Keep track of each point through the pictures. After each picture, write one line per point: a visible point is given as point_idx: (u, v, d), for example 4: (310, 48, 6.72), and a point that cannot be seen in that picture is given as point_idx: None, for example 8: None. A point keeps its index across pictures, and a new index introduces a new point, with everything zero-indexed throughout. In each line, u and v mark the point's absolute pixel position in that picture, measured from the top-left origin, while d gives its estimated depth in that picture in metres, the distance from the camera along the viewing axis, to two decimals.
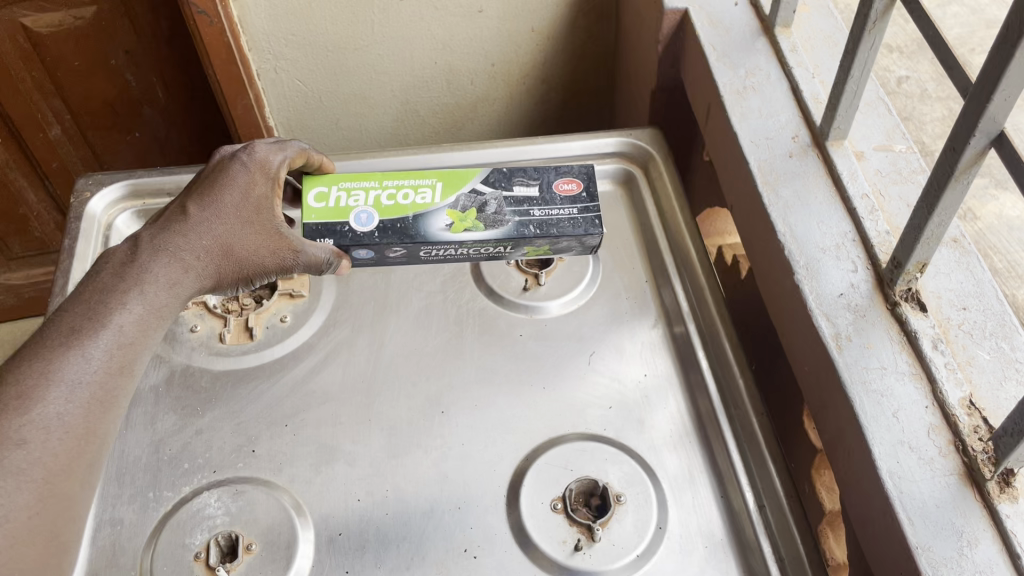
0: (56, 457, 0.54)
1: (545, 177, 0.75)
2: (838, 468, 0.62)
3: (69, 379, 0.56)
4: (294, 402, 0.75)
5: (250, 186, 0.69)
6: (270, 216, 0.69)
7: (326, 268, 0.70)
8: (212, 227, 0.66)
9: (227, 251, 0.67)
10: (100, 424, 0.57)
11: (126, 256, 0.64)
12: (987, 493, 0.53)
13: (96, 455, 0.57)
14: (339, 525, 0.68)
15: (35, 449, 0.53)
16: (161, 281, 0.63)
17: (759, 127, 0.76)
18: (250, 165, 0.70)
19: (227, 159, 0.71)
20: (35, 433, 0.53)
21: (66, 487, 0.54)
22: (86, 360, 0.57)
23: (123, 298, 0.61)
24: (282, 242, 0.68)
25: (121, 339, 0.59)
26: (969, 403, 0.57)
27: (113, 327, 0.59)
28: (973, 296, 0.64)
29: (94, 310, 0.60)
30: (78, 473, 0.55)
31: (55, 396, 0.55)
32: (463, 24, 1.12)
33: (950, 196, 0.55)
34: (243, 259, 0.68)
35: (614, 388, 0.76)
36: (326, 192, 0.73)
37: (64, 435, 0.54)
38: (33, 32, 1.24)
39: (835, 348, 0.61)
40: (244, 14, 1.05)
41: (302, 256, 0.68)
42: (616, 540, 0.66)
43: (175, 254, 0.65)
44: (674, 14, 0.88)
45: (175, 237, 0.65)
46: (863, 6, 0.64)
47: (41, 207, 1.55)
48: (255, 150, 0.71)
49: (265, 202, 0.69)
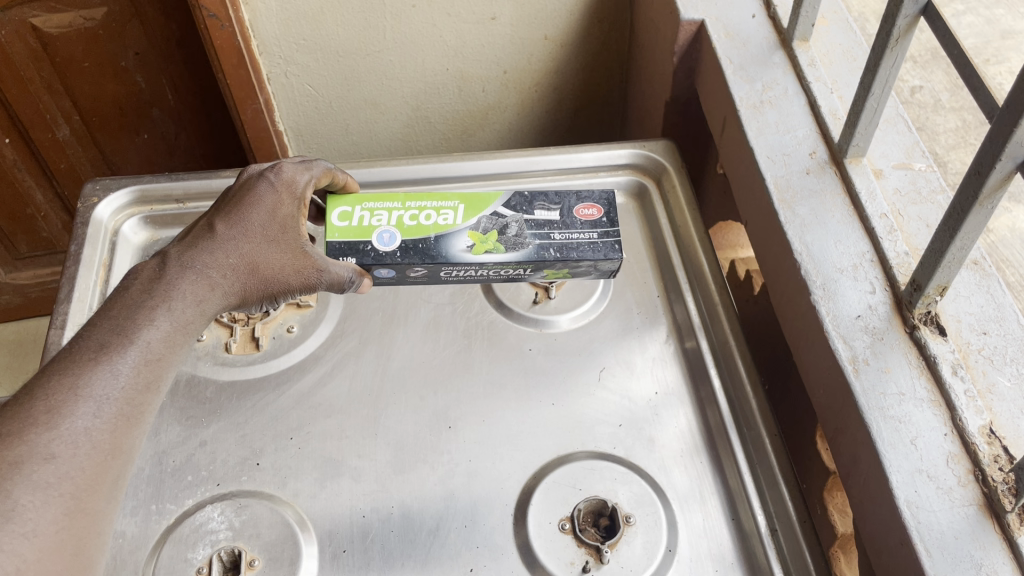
0: (83, 472, 0.52)
1: (565, 202, 0.75)
2: (852, 494, 0.61)
3: (98, 395, 0.55)
4: (299, 415, 0.74)
5: (277, 204, 0.68)
6: (296, 236, 0.68)
7: (350, 286, 0.69)
8: (240, 244, 0.65)
9: (253, 269, 0.66)
10: (125, 440, 0.56)
11: (154, 273, 0.63)
12: (1007, 525, 0.52)
13: (121, 471, 0.56)
14: (343, 542, 0.67)
15: (63, 463, 0.51)
16: (187, 297, 0.62)
17: (776, 142, 0.75)
18: (276, 184, 0.69)
19: (254, 178, 0.70)
20: (63, 447, 0.52)
21: (91, 502, 0.53)
22: (114, 375, 0.56)
23: (151, 315, 0.60)
24: (309, 261, 0.67)
25: (148, 356, 0.58)
26: (988, 431, 0.56)
27: (140, 343, 0.58)
28: (993, 320, 0.62)
29: (122, 326, 0.59)
30: (102, 489, 0.54)
31: (83, 411, 0.54)
32: (476, 31, 1.11)
33: (973, 220, 0.54)
34: (269, 277, 0.66)
35: (624, 406, 0.75)
36: (350, 211, 0.73)
37: (91, 450, 0.53)
38: (43, 32, 1.23)
39: (852, 372, 0.60)
40: (255, 18, 1.05)
41: (326, 275, 0.68)
42: (626, 562, 0.65)
43: (201, 272, 0.63)
44: (690, 26, 0.87)
45: (203, 255, 0.64)
46: (886, 23, 0.63)
47: (49, 208, 1.55)
48: (283, 169, 0.70)
49: (291, 221, 0.68)
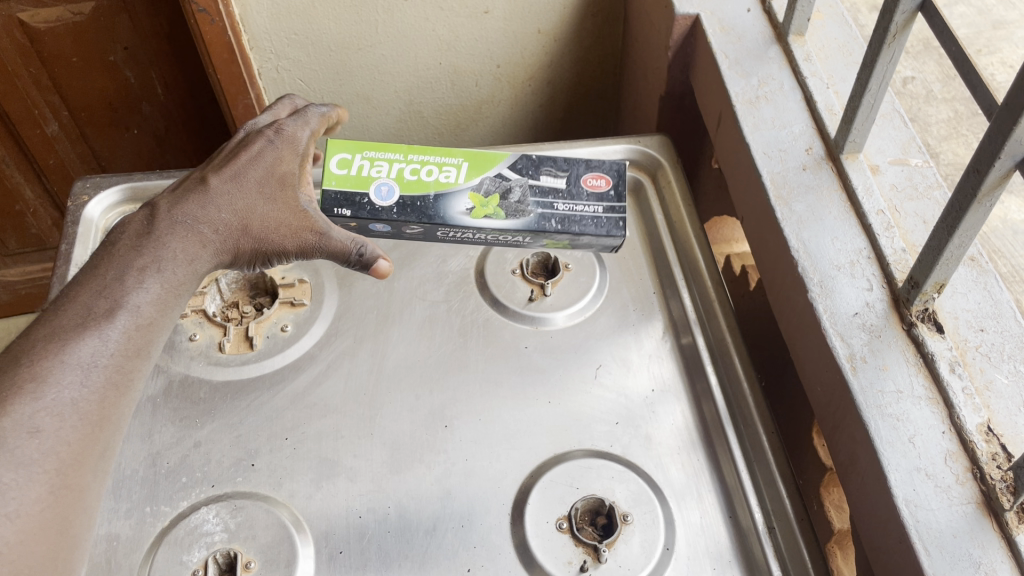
0: (68, 447, 0.52)
1: (573, 169, 0.73)
2: (850, 491, 0.61)
3: (86, 361, 0.54)
4: (295, 415, 0.74)
5: (275, 160, 0.67)
6: (294, 193, 0.67)
7: (354, 259, 0.65)
8: (234, 201, 0.65)
9: (246, 227, 0.65)
10: (114, 410, 0.56)
11: (143, 227, 0.62)
12: (1005, 523, 0.52)
13: (110, 442, 0.56)
14: (341, 543, 0.67)
15: (49, 437, 0.51)
16: (179, 256, 0.62)
17: (772, 138, 0.75)
18: (277, 141, 0.69)
19: (252, 134, 0.70)
20: (49, 419, 0.51)
21: (78, 478, 0.52)
22: (102, 341, 0.56)
23: (140, 277, 0.59)
24: (308, 221, 0.66)
25: (138, 320, 0.58)
26: (987, 429, 0.56)
27: (129, 307, 0.58)
28: (991, 317, 0.62)
29: (111, 289, 0.58)
30: (90, 463, 0.54)
31: (69, 379, 0.53)
32: (470, 25, 1.10)
33: (971, 219, 0.54)
34: (262, 236, 0.65)
35: (620, 403, 0.75)
36: (350, 159, 0.71)
37: (78, 422, 0.53)
38: (30, 27, 1.21)
39: (849, 370, 0.60)
40: (246, 13, 1.03)
41: (325, 240, 0.65)
42: (624, 561, 0.65)
43: (192, 229, 0.63)
44: (685, 20, 0.87)
45: (195, 209, 0.64)
46: (884, 18, 0.62)
47: (38, 205, 1.53)
48: (282, 126, 0.70)
49: (289, 178, 0.67)
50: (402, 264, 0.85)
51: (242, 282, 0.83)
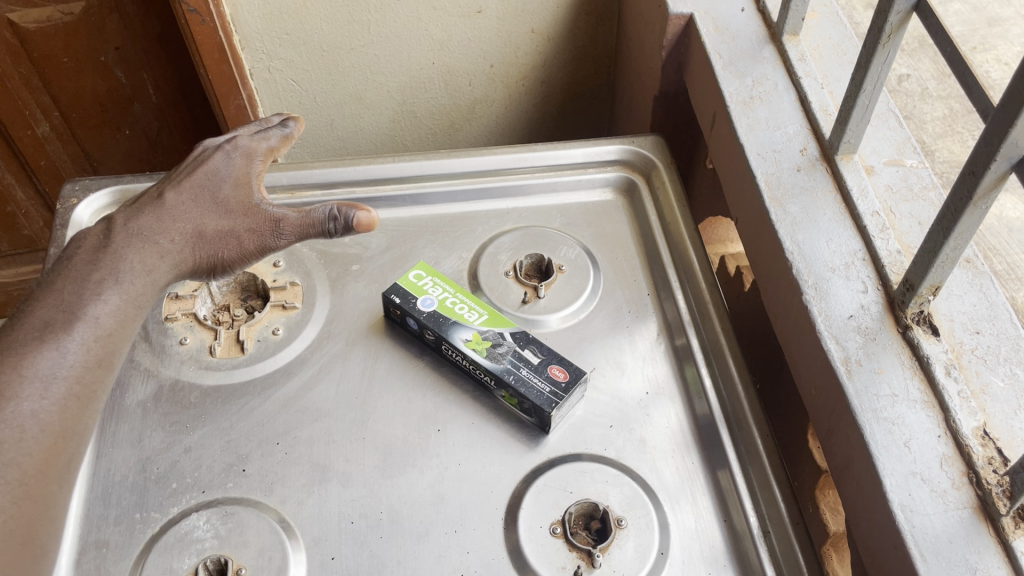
0: (32, 457, 0.59)
1: None
2: (846, 494, 0.60)
3: (44, 375, 0.62)
4: (286, 419, 0.73)
5: (229, 168, 0.75)
6: (247, 193, 0.74)
7: (333, 229, 0.71)
8: (187, 211, 0.73)
9: (201, 234, 0.72)
10: (76, 421, 0.63)
11: (98, 242, 0.71)
12: (1002, 528, 0.51)
13: (74, 453, 0.63)
14: (332, 549, 0.66)
15: (11, 448, 0.58)
16: (136, 267, 0.69)
17: (766, 139, 0.74)
18: (232, 153, 0.77)
19: (210, 150, 0.77)
20: (11, 433, 0.59)
21: (42, 488, 0.59)
22: (62, 355, 0.63)
23: (99, 290, 0.67)
24: (264, 220, 0.73)
25: (98, 332, 0.66)
26: (983, 432, 0.55)
27: (88, 319, 0.66)
28: (987, 320, 0.62)
29: (69, 304, 0.66)
30: (53, 473, 0.60)
31: (29, 393, 0.61)
32: (462, 25, 1.10)
33: (967, 221, 0.53)
34: (216, 243, 0.72)
35: (614, 406, 0.74)
36: None
37: (39, 434, 0.60)
38: (20, 28, 1.20)
39: (844, 373, 0.59)
40: (237, 12, 1.03)
41: (281, 237, 0.72)
42: (617, 566, 0.64)
43: (149, 241, 0.71)
44: (678, 19, 0.86)
45: (150, 223, 0.72)
46: (878, 19, 0.62)
47: (30, 205, 1.51)
48: (239, 141, 0.77)
49: (245, 180, 0.75)
50: (395, 266, 0.85)
51: (234, 286, 0.83)
